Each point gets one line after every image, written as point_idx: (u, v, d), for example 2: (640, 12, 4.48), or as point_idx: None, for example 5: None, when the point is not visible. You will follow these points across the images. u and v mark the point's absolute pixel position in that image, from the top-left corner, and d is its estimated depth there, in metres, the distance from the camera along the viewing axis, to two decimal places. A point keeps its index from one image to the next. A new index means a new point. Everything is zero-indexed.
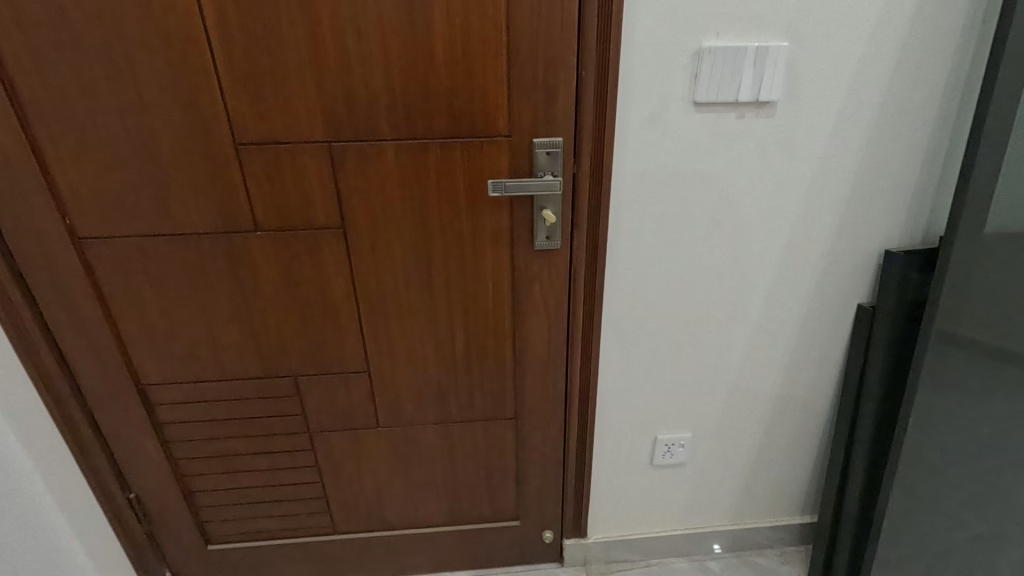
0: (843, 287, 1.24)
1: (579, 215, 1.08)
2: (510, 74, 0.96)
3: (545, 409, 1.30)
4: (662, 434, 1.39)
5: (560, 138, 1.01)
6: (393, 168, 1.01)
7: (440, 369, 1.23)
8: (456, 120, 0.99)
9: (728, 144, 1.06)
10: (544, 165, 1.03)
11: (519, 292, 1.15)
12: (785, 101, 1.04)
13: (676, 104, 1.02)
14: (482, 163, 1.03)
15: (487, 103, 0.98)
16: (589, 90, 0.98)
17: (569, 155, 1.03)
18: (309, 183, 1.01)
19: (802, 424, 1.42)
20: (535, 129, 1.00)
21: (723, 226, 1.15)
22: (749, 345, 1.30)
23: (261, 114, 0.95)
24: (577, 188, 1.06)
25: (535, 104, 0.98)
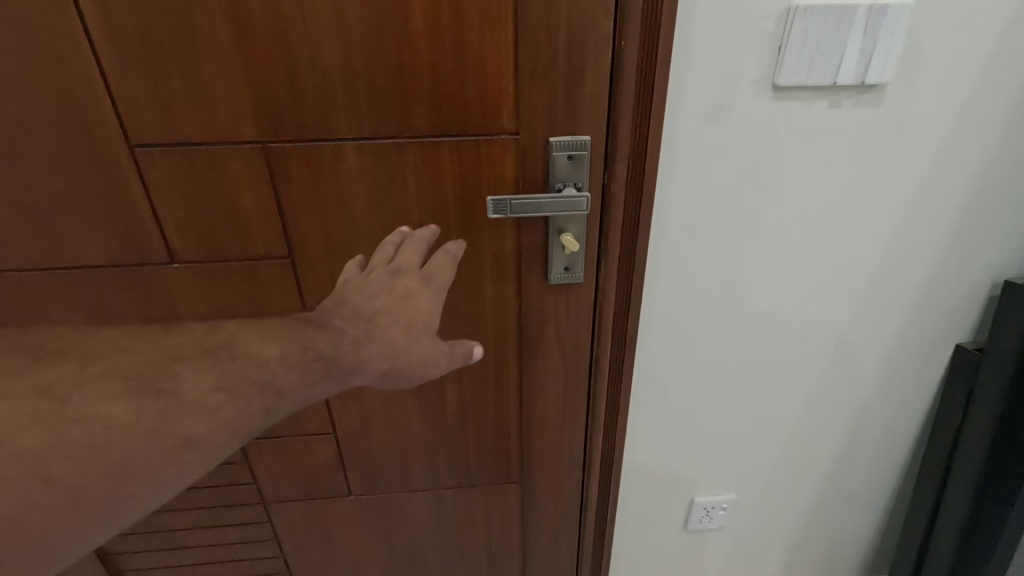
0: (941, 325, 0.98)
1: (610, 239, 0.80)
2: (518, 44, 0.68)
3: (558, 475, 1.03)
4: (700, 496, 1.14)
5: (587, 137, 0.73)
6: (357, 178, 0.74)
7: (427, 427, 0.97)
8: (444, 113, 0.71)
9: (815, 143, 0.79)
10: (564, 174, 0.75)
11: (529, 337, 0.88)
12: (896, 87, 0.76)
13: (749, 89, 0.74)
14: (479, 170, 0.75)
15: (487, 88, 0.70)
16: (630, 68, 0.69)
17: (599, 161, 0.75)
18: (242, 200, 0.73)
19: (871, 484, 1.16)
20: (554, 125, 0.72)
21: (796, 251, 0.88)
22: (813, 393, 1.04)
23: (166, 103, 0.67)
24: (609, 204, 0.78)
25: (554, 89, 0.70)
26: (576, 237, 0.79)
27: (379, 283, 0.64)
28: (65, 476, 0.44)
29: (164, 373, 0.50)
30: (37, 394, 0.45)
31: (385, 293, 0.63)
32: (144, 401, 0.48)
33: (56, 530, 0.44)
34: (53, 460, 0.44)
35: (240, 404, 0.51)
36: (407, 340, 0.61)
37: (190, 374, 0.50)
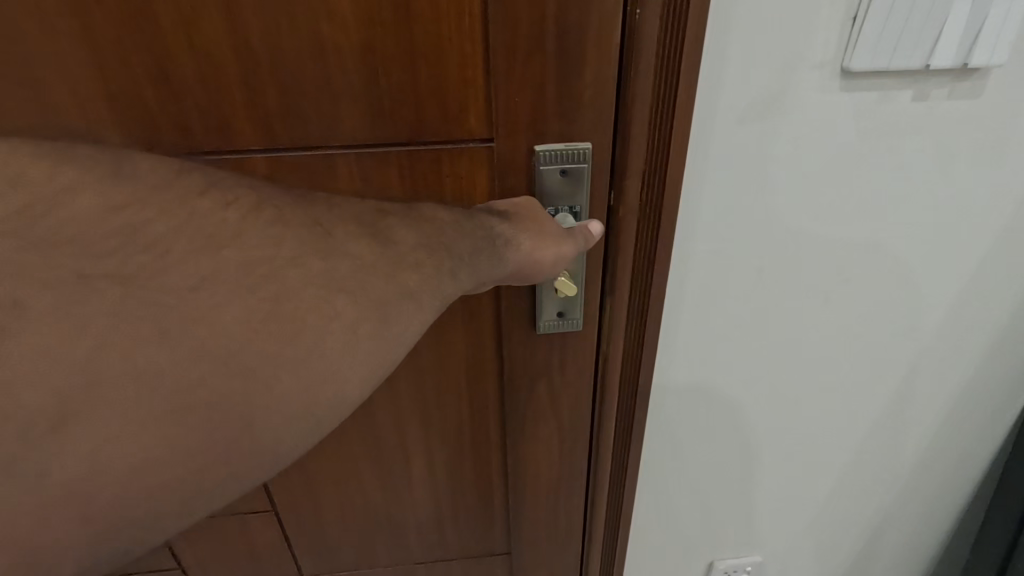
0: (1022, 366, 0.80)
1: (618, 278, 0.61)
2: (490, 16, 0.48)
3: (553, 549, 0.86)
4: (721, 558, 0.96)
5: (586, 144, 0.54)
6: None
7: (390, 502, 0.79)
8: (391, 114, 0.52)
9: (892, 148, 0.59)
10: (555, 194, 0.56)
11: (514, 396, 0.70)
12: (1005, 72, 0.56)
13: (809, 75, 0.54)
14: (441, 188, 0.56)
15: (448, 80, 0.51)
16: (648, 48, 0.49)
17: (603, 177, 0.56)
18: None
19: (920, 542, 0.99)
20: (540, 129, 0.53)
21: (855, 284, 0.68)
22: (862, 446, 0.85)
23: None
24: (615, 231, 0.59)
25: (540, 78, 0.50)
26: (572, 276, 0.60)
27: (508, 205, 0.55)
28: (338, 310, 0.43)
29: (380, 224, 0.47)
30: (306, 227, 0.44)
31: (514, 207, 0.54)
32: (370, 249, 0.45)
33: (330, 371, 0.43)
34: (332, 294, 0.43)
35: (434, 268, 0.46)
36: (544, 224, 0.53)
37: (400, 228, 0.47)
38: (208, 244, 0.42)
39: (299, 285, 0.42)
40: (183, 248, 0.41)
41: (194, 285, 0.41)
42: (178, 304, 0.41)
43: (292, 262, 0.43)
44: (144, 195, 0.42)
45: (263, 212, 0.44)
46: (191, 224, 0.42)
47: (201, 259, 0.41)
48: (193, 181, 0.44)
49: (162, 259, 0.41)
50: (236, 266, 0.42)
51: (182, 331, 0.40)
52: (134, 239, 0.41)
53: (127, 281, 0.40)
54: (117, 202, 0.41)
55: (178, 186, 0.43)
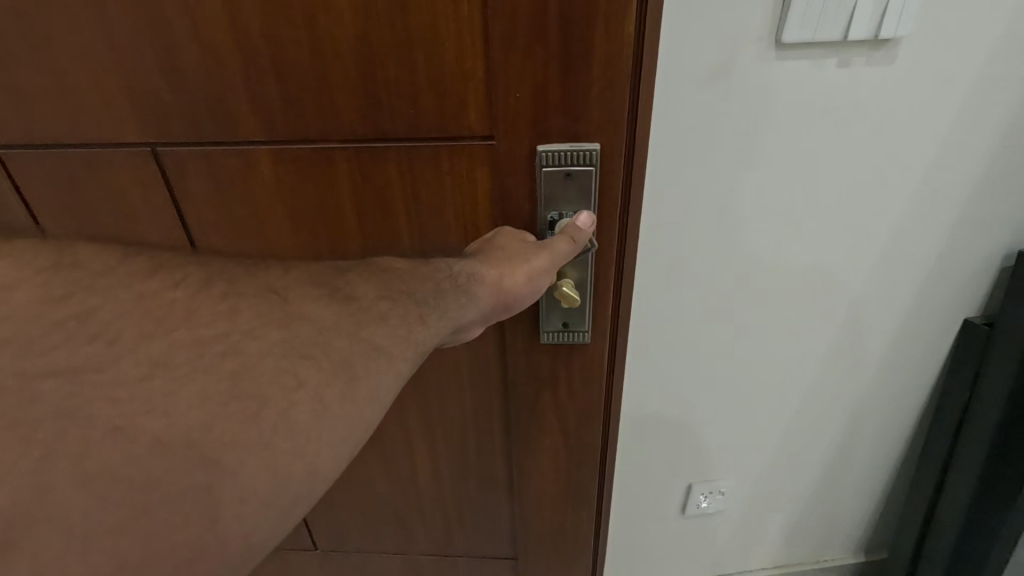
0: (954, 305, 0.90)
1: (601, 272, 0.66)
2: (490, 18, 0.53)
3: (554, 557, 0.92)
4: (698, 482, 1.11)
5: (592, 145, 0.59)
6: (285, 189, 0.62)
7: (398, 500, 0.89)
8: (391, 109, 0.57)
9: (824, 109, 0.68)
10: (557, 198, 0.61)
11: (517, 395, 0.76)
12: (914, 42, 0.66)
13: (749, 50, 0.63)
14: (444, 185, 0.62)
15: (446, 76, 0.56)
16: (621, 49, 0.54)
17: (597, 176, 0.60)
18: (133, 212, 0.63)
19: (871, 460, 1.13)
20: (538, 128, 0.58)
21: (801, 230, 0.78)
22: (813, 379, 0.97)
23: (45, 90, 0.55)
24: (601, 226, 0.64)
25: (540, 74, 0.56)
26: (576, 284, 0.66)
27: (481, 243, 0.62)
28: (303, 377, 0.43)
29: (340, 280, 0.51)
30: (261, 295, 0.47)
31: (483, 244, 0.61)
32: (335, 307, 0.48)
33: (307, 431, 0.42)
34: (300, 353, 0.44)
35: (401, 314, 0.49)
36: (509, 259, 0.58)
37: (358, 280, 0.51)
38: (156, 327, 0.42)
39: (258, 358, 0.43)
40: (132, 332, 0.41)
41: (145, 373, 0.40)
42: (129, 398, 0.39)
43: (254, 334, 0.44)
44: (86, 282, 0.44)
45: (212, 287, 0.47)
46: (134, 309, 0.43)
47: (151, 346, 0.41)
48: (139, 264, 0.47)
49: (110, 348, 0.40)
50: (190, 344, 0.42)
51: (140, 424, 0.38)
52: (81, 328, 0.40)
53: (72, 374, 0.39)
54: (57, 294, 0.42)
55: (121, 271, 0.46)
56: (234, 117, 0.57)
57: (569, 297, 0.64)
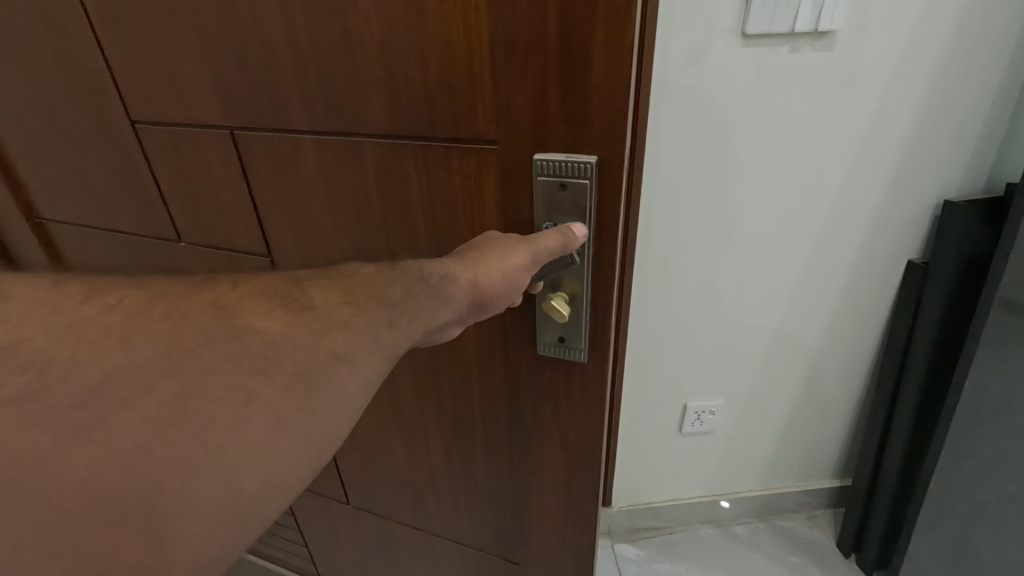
0: (895, 249, 1.10)
1: (596, 283, 0.67)
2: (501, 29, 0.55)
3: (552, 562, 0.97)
4: (693, 402, 1.31)
5: (585, 157, 0.59)
6: (319, 172, 0.72)
7: (420, 474, 1.01)
8: (408, 111, 0.63)
9: (780, 84, 0.89)
10: (554, 206, 0.63)
11: (522, 401, 0.81)
12: (847, 33, 0.86)
13: (721, 39, 0.84)
14: (446, 182, 0.67)
15: (457, 84, 0.60)
16: (611, 60, 0.53)
17: (594, 185, 0.60)
18: (212, 181, 0.79)
19: (837, 389, 1.33)
20: (539, 133, 0.60)
21: (766, 182, 0.99)
22: (782, 312, 1.17)
23: (168, 80, 0.72)
24: (597, 236, 0.64)
25: (541, 77, 0.57)
26: (572, 297, 0.68)
27: (467, 244, 0.62)
28: (253, 394, 0.40)
29: (297, 291, 0.46)
30: (203, 311, 0.41)
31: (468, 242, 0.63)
32: (294, 322, 0.44)
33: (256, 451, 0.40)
34: (293, 344, 0.43)
35: (364, 322, 0.47)
36: (484, 261, 0.59)
37: (328, 294, 0.47)
38: (87, 354, 0.36)
39: (203, 377, 0.39)
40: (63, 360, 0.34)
41: (79, 402, 0.35)
42: (62, 429, 0.34)
43: (196, 356, 0.39)
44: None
45: (154, 308, 0.39)
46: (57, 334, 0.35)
47: (83, 373, 0.35)
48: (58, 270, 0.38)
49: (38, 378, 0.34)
50: (126, 374, 0.36)
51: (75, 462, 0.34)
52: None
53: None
54: None
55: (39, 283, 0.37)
56: (288, 107, 0.68)
57: (562, 310, 0.67)
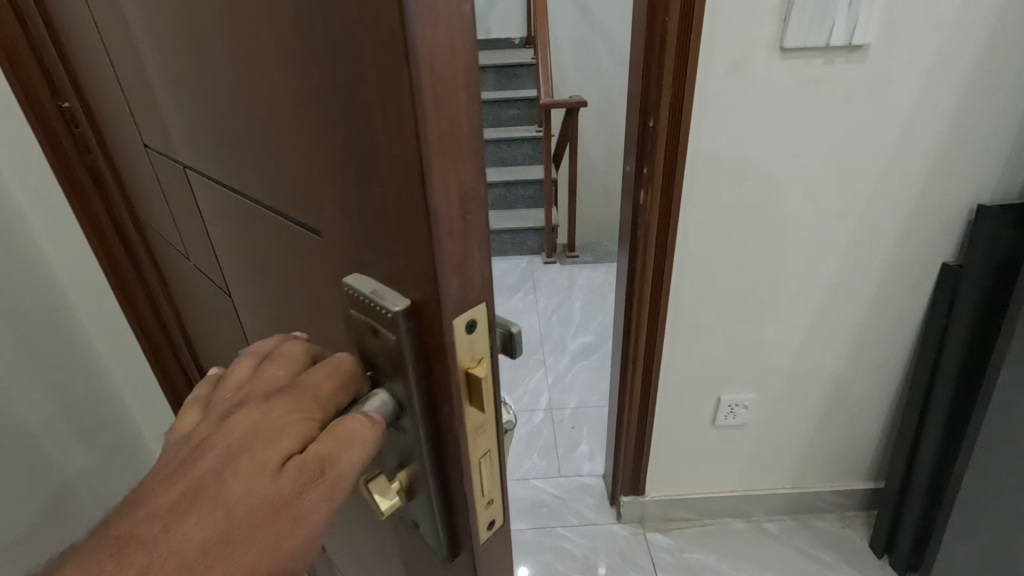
0: (929, 249, 1.20)
1: (437, 462, 0.46)
2: (300, 94, 0.38)
3: None
4: (726, 396, 1.42)
5: (398, 303, 0.38)
6: (229, 228, 0.61)
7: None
8: (262, 180, 0.48)
9: (815, 91, 1.03)
10: (376, 356, 0.43)
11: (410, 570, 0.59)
12: (878, 49, 1.00)
13: (762, 51, 0.99)
14: (303, 282, 0.50)
15: (288, 162, 0.43)
16: (398, 165, 0.33)
17: (414, 340, 0.40)
18: (188, 214, 0.73)
19: (869, 386, 1.41)
20: (356, 243, 0.40)
21: (800, 182, 1.12)
22: (819, 306, 1.28)
23: (143, 104, 0.67)
24: (429, 405, 0.43)
25: (346, 167, 0.37)
26: (409, 483, 0.48)
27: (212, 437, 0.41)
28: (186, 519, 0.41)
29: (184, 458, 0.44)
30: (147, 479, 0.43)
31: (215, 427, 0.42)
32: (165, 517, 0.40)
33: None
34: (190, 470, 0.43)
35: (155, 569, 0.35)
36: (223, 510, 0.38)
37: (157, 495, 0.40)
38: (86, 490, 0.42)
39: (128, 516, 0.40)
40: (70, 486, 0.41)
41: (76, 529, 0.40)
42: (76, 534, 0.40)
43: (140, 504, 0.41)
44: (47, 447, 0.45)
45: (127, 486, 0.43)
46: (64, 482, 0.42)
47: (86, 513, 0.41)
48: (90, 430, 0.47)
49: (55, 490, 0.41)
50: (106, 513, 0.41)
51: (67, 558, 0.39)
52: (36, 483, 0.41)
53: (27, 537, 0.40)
54: None
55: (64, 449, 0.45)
56: (200, 155, 0.58)
57: (390, 504, 0.47)
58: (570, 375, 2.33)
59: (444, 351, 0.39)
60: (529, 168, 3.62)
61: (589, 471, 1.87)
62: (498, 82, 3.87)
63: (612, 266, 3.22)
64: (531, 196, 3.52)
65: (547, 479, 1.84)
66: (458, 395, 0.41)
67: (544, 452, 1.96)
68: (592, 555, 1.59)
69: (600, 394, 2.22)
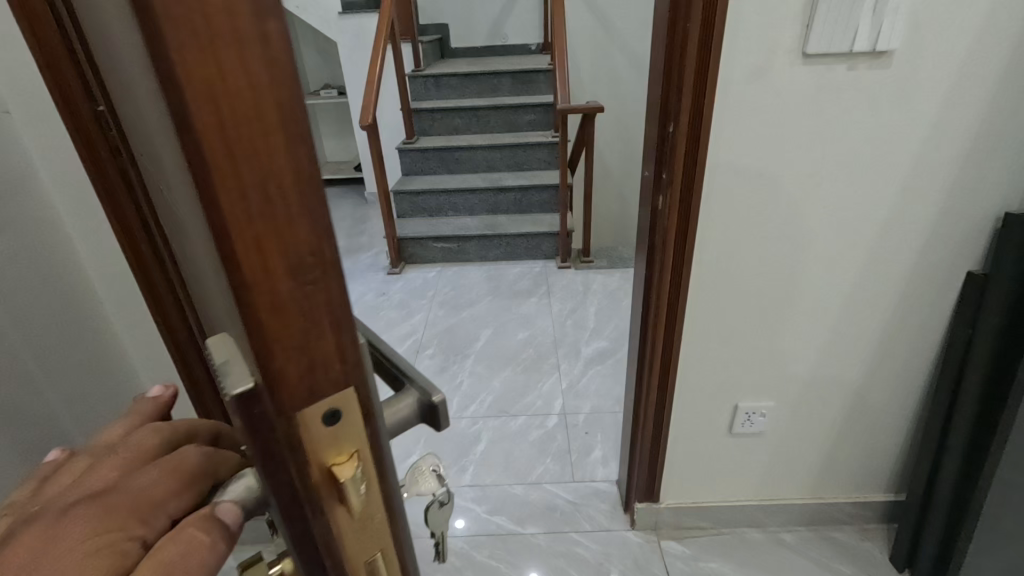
0: (955, 257, 1.18)
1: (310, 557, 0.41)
2: (153, 139, 0.33)
3: None
4: (743, 403, 1.41)
5: (238, 383, 0.30)
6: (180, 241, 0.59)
7: None
8: (168, 209, 0.45)
9: (837, 97, 1.03)
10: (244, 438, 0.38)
11: None
12: (902, 54, 0.99)
13: (784, 56, 0.99)
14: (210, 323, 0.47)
15: (169, 202, 0.39)
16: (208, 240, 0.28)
17: (267, 439, 0.33)
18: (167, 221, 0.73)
19: (890, 396, 1.39)
20: (217, 304, 0.35)
21: (823, 187, 1.11)
22: (840, 313, 1.26)
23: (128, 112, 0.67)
24: (296, 503, 0.37)
25: (190, 226, 0.33)
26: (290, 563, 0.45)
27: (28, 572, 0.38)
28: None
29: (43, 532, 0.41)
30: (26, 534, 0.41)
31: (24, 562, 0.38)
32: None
33: None
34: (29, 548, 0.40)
35: None
36: None
37: None
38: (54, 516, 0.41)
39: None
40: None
41: None
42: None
43: None
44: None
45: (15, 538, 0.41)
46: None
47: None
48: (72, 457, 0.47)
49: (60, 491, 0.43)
50: None
51: None
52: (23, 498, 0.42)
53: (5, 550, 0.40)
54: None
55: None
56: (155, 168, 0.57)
57: None
58: (584, 380, 2.33)
59: (294, 447, 0.33)
60: (545, 173, 3.63)
61: (603, 477, 1.86)
62: (515, 87, 3.89)
63: (627, 272, 3.21)
64: (547, 201, 3.53)
65: (561, 484, 1.84)
66: (325, 492, 0.36)
67: (557, 457, 1.95)
68: (605, 561, 1.58)
69: (614, 400, 2.21)
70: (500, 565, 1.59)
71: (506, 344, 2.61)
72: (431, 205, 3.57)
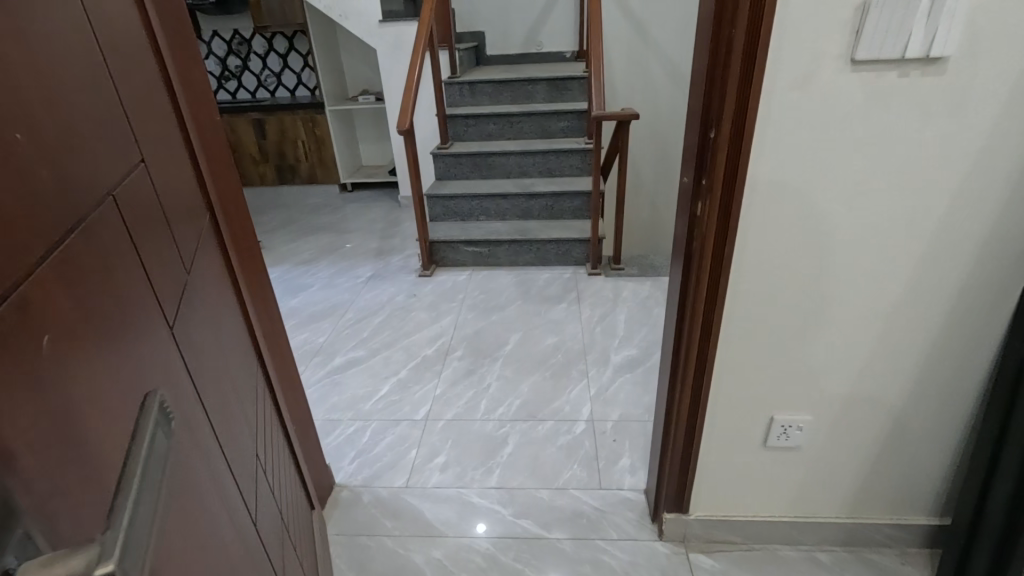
0: (1010, 270, 1.13)
1: None
2: None
3: None
4: (779, 416, 1.37)
5: None
6: None
7: None
8: None
9: (885, 105, 1.00)
10: None
11: None
12: (957, 62, 0.96)
13: (832, 63, 0.98)
14: None
15: None
16: None
17: None
18: None
19: (935, 414, 1.33)
20: None
21: (869, 196, 1.08)
22: (883, 326, 1.22)
23: None
24: None
25: None
26: None
27: None
28: None
29: None
30: None
31: None
32: None
33: None
34: None
35: None
36: None
37: None
38: None
39: None
40: None
41: None
42: None
43: None
44: None
45: None
46: None
47: None
48: None
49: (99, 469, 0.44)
50: None
51: None
52: None
53: None
54: None
55: None
56: None
57: None
58: (613, 388, 2.31)
59: None
60: (578, 179, 3.63)
61: (630, 485, 1.84)
62: (550, 94, 3.91)
63: (659, 280, 3.18)
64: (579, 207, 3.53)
65: (588, 491, 1.83)
66: None
67: (584, 463, 1.95)
68: (632, 570, 1.56)
69: (643, 408, 2.19)
70: (525, 568, 1.59)
71: (534, 349, 2.61)
72: (464, 209, 3.62)
